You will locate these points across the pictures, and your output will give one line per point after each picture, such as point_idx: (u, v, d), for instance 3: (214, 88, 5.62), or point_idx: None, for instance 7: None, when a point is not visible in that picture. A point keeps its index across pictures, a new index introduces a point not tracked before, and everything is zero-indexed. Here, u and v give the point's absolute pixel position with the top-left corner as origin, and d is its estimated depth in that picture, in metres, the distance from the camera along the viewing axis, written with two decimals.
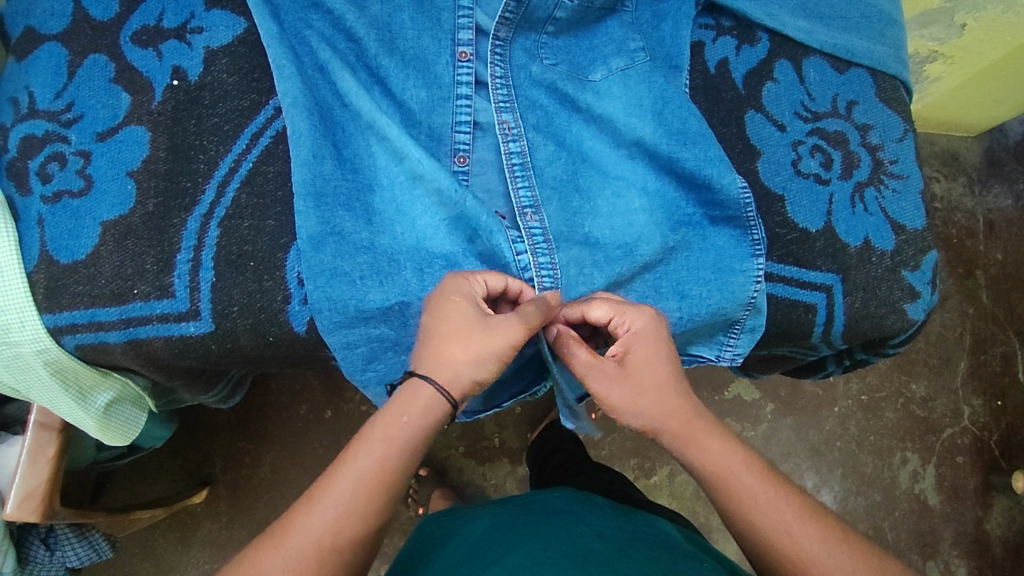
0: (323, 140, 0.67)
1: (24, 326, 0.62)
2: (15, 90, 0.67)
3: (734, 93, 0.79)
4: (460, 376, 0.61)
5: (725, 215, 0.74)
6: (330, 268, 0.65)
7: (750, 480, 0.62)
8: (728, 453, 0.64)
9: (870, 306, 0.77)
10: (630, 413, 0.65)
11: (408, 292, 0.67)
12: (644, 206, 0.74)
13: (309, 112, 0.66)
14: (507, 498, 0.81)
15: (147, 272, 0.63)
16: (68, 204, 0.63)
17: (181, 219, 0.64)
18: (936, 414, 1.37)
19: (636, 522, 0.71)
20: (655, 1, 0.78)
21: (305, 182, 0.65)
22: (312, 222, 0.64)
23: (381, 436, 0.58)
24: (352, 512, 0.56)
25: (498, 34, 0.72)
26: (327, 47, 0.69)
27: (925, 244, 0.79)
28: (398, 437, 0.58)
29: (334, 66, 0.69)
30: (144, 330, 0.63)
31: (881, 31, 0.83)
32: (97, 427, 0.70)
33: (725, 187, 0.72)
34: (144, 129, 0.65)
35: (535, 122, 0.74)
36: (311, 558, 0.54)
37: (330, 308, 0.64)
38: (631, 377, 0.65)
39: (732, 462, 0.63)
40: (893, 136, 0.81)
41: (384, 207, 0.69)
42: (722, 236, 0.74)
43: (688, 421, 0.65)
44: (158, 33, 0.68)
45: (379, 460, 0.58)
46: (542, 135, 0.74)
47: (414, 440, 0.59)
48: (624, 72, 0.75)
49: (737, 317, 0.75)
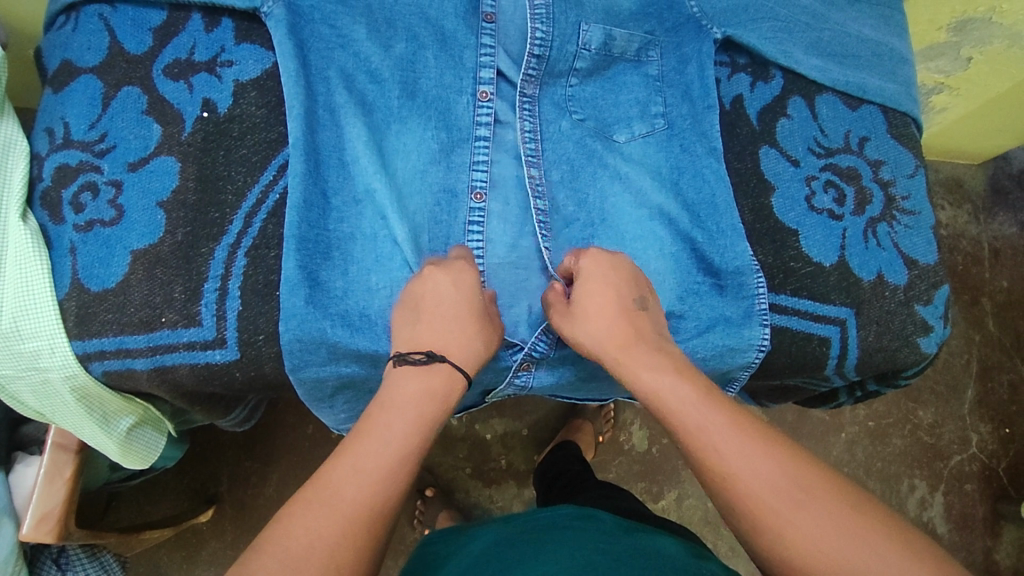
0: (316, 186, 0.67)
1: (54, 352, 0.63)
2: (50, 121, 0.69)
3: (749, 129, 0.81)
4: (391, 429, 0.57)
5: (739, 282, 0.74)
6: (314, 312, 0.64)
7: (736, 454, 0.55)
8: (729, 430, 0.57)
9: (884, 339, 0.78)
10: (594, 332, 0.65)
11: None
12: (662, 269, 0.74)
13: (307, 156, 0.67)
14: (512, 515, 0.81)
15: (175, 300, 0.64)
16: (100, 233, 0.64)
17: (209, 248, 0.65)
18: (944, 441, 1.37)
19: (636, 537, 0.69)
20: (676, 46, 0.80)
21: (293, 225, 0.65)
22: (293, 266, 0.64)
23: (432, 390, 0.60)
24: (388, 469, 0.54)
25: (525, 90, 0.75)
26: (344, 91, 0.70)
27: (937, 278, 0.80)
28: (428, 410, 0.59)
29: (345, 112, 0.70)
30: (171, 357, 0.64)
31: (891, 69, 0.86)
32: (118, 450, 0.71)
33: (731, 253, 0.74)
34: (175, 160, 0.67)
35: (559, 177, 0.76)
36: (335, 532, 0.50)
37: (301, 351, 0.64)
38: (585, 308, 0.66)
39: (721, 441, 0.56)
40: (904, 173, 0.83)
41: (363, 255, 0.69)
42: (742, 301, 0.74)
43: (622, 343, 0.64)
44: (189, 66, 0.70)
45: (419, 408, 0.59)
46: (562, 189, 0.76)
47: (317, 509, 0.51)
48: (645, 138, 0.78)
49: (736, 374, 0.76)
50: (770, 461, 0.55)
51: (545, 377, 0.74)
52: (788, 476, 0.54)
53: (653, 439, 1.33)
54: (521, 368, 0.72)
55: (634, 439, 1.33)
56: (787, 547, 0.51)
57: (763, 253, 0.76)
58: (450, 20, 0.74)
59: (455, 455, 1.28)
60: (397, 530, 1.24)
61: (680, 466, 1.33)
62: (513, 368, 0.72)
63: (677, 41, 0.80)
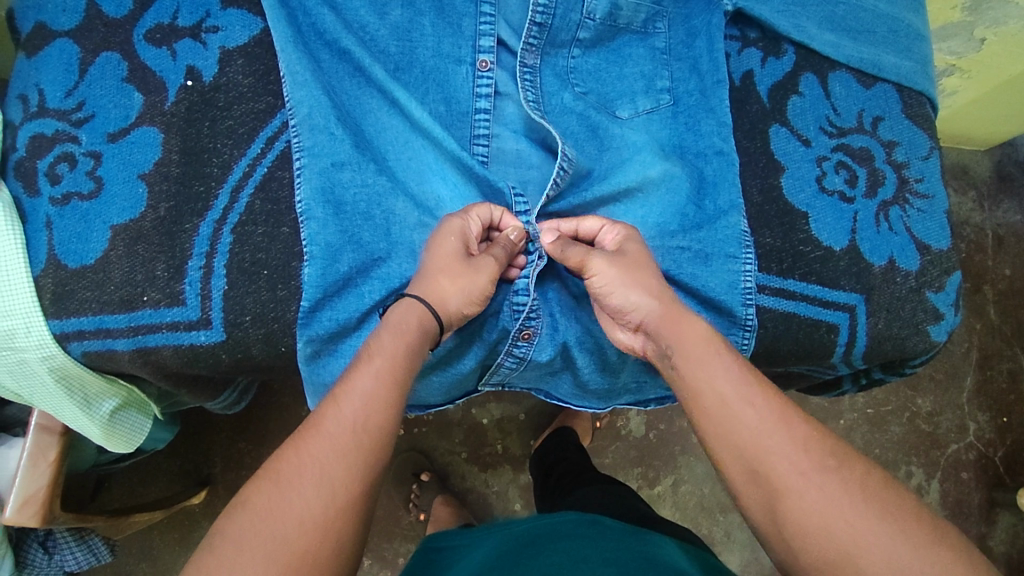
0: (348, 145, 0.65)
1: (30, 331, 0.60)
2: (24, 88, 0.65)
3: (759, 106, 0.77)
4: (379, 392, 0.55)
5: (725, 252, 0.71)
6: (339, 283, 0.63)
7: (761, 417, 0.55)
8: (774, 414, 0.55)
9: (893, 327, 0.75)
10: (627, 291, 0.63)
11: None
12: (692, 240, 0.71)
13: (333, 117, 0.65)
14: (515, 522, 0.77)
15: (158, 278, 0.61)
16: (77, 207, 0.61)
17: (193, 224, 0.62)
18: (942, 429, 1.36)
19: (640, 541, 0.67)
20: (685, 18, 0.77)
21: (315, 191, 0.63)
22: (325, 232, 0.62)
23: (382, 390, 0.55)
24: (339, 466, 0.51)
25: (525, 61, 0.71)
26: (361, 50, 0.67)
27: (949, 265, 0.77)
28: (373, 421, 0.54)
29: (375, 71, 0.67)
30: (154, 338, 0.61)
31: (908, 46, 0.82)
32: (100, 433, 0.69)
33: (719, 226, 0.71)
34: (157, 130, 0.64)
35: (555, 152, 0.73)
36: (311, 501, 0.49)
37: (329, 318, 0.63)
38: (629, 260, 0.64)
39: (767, 426, 0.55)
40: (918, 155, 0.80)
41: (399, 219, 0.66)
42: (727, 270, 0.71)
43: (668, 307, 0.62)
44: (173, 31, 0.66)
45: (365, 416, 0.54)
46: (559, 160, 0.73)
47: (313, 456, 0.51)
48: (649, 115, 0.74)
49: None
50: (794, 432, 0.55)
51: (547, 346, 0.68)
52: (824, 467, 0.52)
53: (650, 424, 1.31)
54: (521, 337, 0.68)
55: (631, 425, 1.31)
56: (820, 532, 0.49)
57: (772, 236, 0.73)
58: None
59: (451, 440, 1.27)
60: (392, 513, 1.23)
61: (677, 452, 1.31)
62: (511, 335, 0.68)
63: (685, 13, 0.77)
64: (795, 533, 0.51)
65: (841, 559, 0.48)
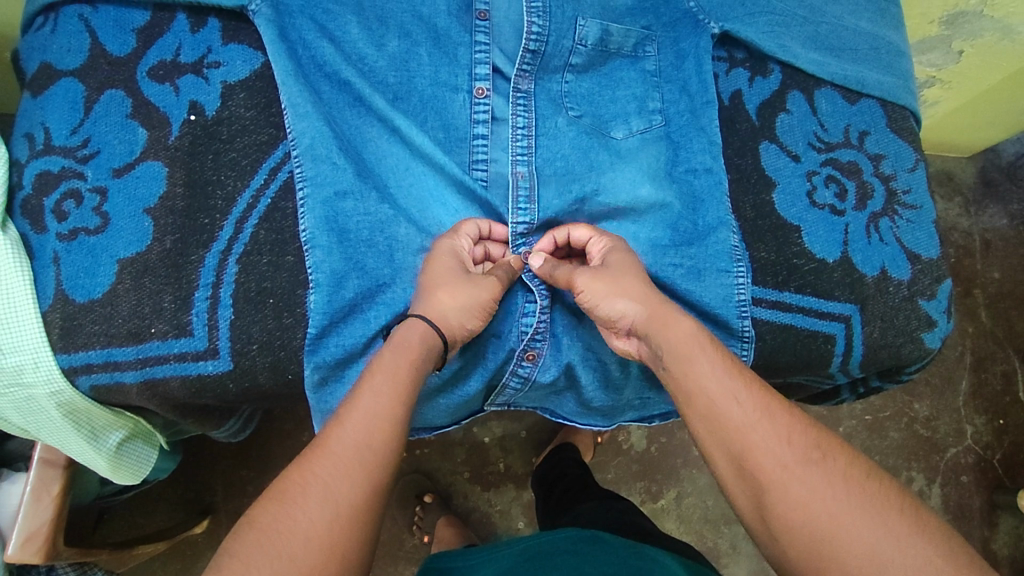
0: (349, 174, 0.66)
1: (38, 367, 0.60)
2: (29, 126, 0.66)
3: (749, 124, 0.80)
4: (381, 411, 0.55)
5: (717, 267, 0.72)
6: (345, 308, 0.64)
7: (751, 418, 0.56)
8: (752, 415, 0.56)
9: (888, 335, 0.77)
10: (613, 299, 0.63)
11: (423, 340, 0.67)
12: (686, 257, 0.72)
13: (336, 148, 0.66)
14: (519, 539, 0.78)
15: (165, 310, 0.61)
16: (84, 242, 0.62)
17: (199, 255, 0.63)
18: (940, 434, 1.37)
19: (640, 558, 0.67)
20: (674, 41, 0.79)
21: (319, 221, 0.64)
22: (330, 259, 0.64)
23: (385, 406, 0.56)
24: (343, 483, 0.51)
25: (519, 86, 0.73)
26: (359, 80, 0.69)
27: (940, 273, 0.79)
28: (377, 438, 0.54)
29: (375, 101, 0.69)
30: (162, 369, 0.61)
31: (889, 62, 0.85)
32: (107, 466, 0.69)
33: (710, 242, 0.73)
34: (162, 164, 0.65)
35: (551, 173, 0.73)
36: (317, 518, 0.49)
37: (335, 344, 0.64)
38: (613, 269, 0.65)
39: (747, 432, 0.55)
40: (905, 167, 0.82)
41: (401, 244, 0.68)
42: (721, 283, 0.72)
43: (658, 308, 0.63)
44: (175, 67, 0.67)
45: (368, 432, 0.54)
46: (554, 181, 0.73)
47: (318, 475, 0.51)
48: (643, 134, 0.76)
49: None
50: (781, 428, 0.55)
51: (550, 366, 0.70)
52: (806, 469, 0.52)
53: (652, 438, 1.32)
54: (525, 358, 0.69)
55: (633, 438, 1.32)
56: (810, 528, 0.49)
57: (766, 249, 0.75)
58: (443, 17, 0.72)
59: (452, 461, 1.26)
60: (396, 537, 1.22)
61: (679, 465, 1.32)
62: (515, 355, 0.69)
63: (674, 36, 0.79)
64: (786, 531, 0.51)
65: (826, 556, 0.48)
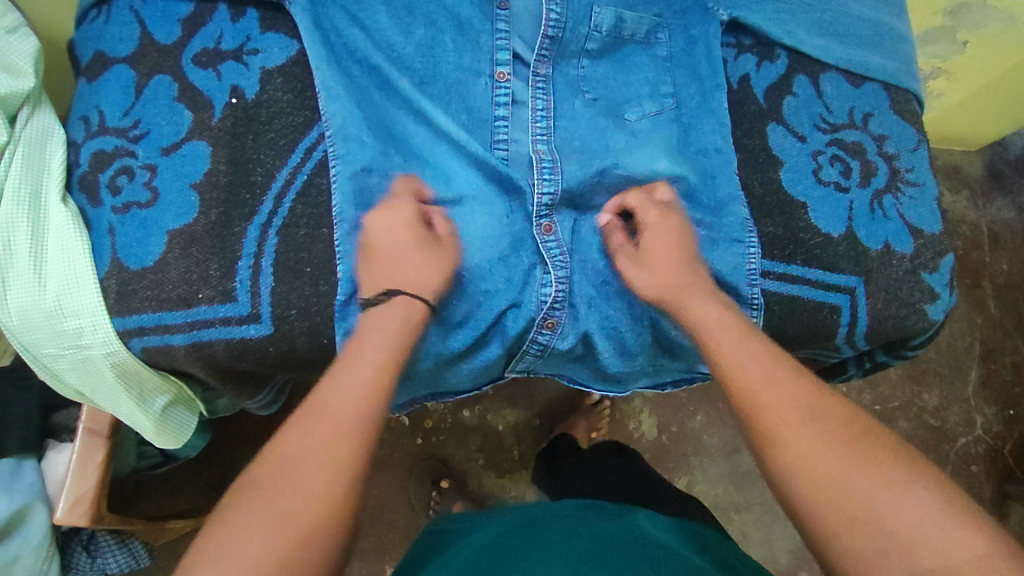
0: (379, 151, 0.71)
1: (95, 329, 0.65)
2: (84, 110, 0.71)
3: (756, 107, 0.84)
4: (367, 377, 0.59)
5: (731, 237, 0.76)
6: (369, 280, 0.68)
7: (767, 383, 0.61)
8: (769, 382, 0.61)
9: (892, 306, 0.80)
10: (648, 283, 0.71)
11: (450, 307, 0.70)
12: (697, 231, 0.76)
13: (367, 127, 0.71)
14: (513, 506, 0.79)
15: (211, 277, 0.66)
16: (136, 215, 0.66)
17: (242, 227, 0.67)
18: (949, 424, 1.39)
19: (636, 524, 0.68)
20: (684, 28, 0.83)
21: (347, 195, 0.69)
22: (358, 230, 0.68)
23: (372, 375, 0.59)
24: (337, 444, 0.55)
25: (538, 70, 0.77)
26: (386, 64, 0.73)
27: (942, 247, 0.82)
28: (371, 405, 0.58)
29: (400, 85, 0.73)
30: (207, 332, 0.66)
31: (893, 47, 0.89)
32: (153, 428, 0.74)
33: (724, 217, 0.77)
34: (206, 144, 0.69)
35: (569, 149, 0.77)
36: (315, 477, 0.53)
37: (361, 312, 0.67)
38: (648, 255, 0.73)
39: (770, 394, 0.60)
40: (908, 146, 0.86)
41: (425, 220, 0.71)
42: (732, 253, 0.76)
43: (686, 286, 0.70)
44: (217, 54, 0.72)
45: (361, 399, 0.58)
46: (572, 154, 0.77)
47: (319, 435, 0.55)
48: (655, 116, 0.80)
49: None
50: (795, 387, 0.60)
51: (569, 333, 0.73)
52: (818, 430, 0.57)
53: (662, 428, 1.35)
54: (545, 325, 0.73)
55: (643, 429, 1.35)
56: (817, 479, 0.54)
57: (775, 224, 0.79)
58: (466, 7, 0.76)
59: (468, 445, 1.30)
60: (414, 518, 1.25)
61: (690, 451, 1.35)
62: (535, 323, 0.73)
63: (685, 23, 0.83)
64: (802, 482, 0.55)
65: (843, 501, 0.53)
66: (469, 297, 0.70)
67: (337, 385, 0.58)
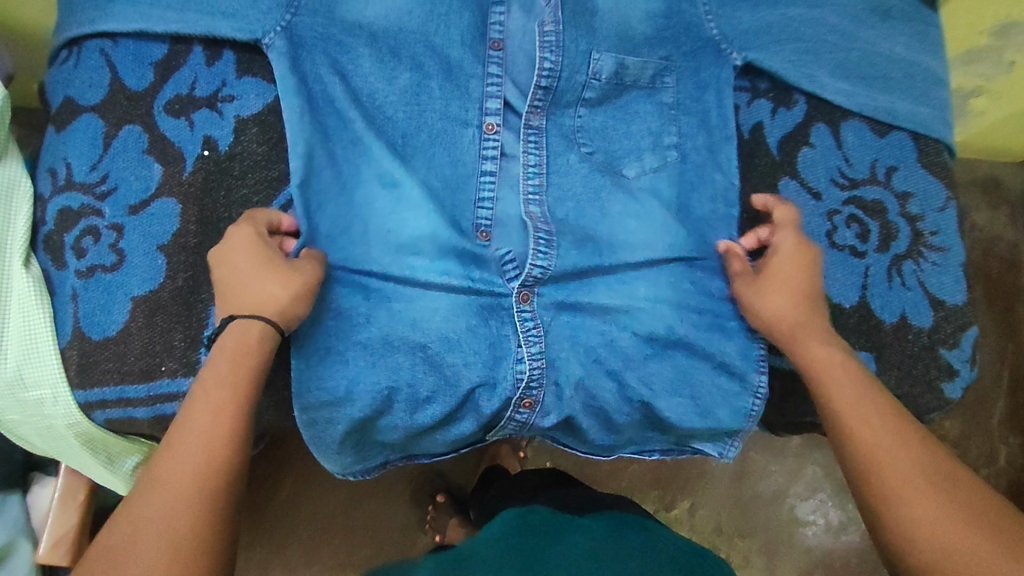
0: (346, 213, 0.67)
1: (56, 400, 0.63)
2: (52, 161, 0.68)
3: (768, 159, 0.77)
4: (212, 424, 0.50)
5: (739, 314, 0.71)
6: (321, 353, 0.64)
7: (856, 409, 0.58)
8: (860, 407, 0.58)
9: (904, 384, 0.74)
10: (770, 304, 0.65)
11: (416, 382, 0.65)
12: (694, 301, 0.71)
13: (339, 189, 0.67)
14: None
15: (175, 348, 0.64)
16: (100, 279, 0.64)
17: (209, 293, 0.65)
18: (970, 454, 1.31)
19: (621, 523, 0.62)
20: (694, 71, 0.76)
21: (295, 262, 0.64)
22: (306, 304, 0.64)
23: (217, 419, 0.51)
24: (180, 503, 0.47)
25: (531, 123, 0.71)
26: (359, 117, 0.68)
27: (965, 320, 0.76)
28: (219, 454, 0.50)
29: (374, 143, 0.68)
30: (171, 405, 0.64)
31: (926, 91, 0.80)
32: (123, 487, 0.73)
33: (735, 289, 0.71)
34: (176, 201, 0.66)
35: (564, 216, 0.72)
36: (153, 547, 0.45)
37: (316, 388, 0.64)
38: (779, 276, 0.66)
39: (862, 420, 0.57)
40: (934, 206, 0.79)
41: (388, 288, 0.66)
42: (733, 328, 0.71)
43: (796, 320, 0.64)
44: (190, 101, 0.69)
45: (205, 448, 0.49)
46: (568, 228, 0.71)
47: (154, 501, 0.47)
48: (656, 172, 0.74)
49: (740, 427, 0.72)
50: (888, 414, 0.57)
51: (549, 412, 0.70)
52: (915, 461, 0.54)
53: None
54: (522, 405, 0.69)
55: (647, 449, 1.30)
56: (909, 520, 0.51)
57: None
58: (456, 50, 0.71)
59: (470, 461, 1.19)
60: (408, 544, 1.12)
61: None
62: (512, 402, 0.69)
63: (696, 65, 0.76)
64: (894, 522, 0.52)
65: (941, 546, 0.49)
66: (434, 372, 0.66)
67: (178, 441, 0.50)
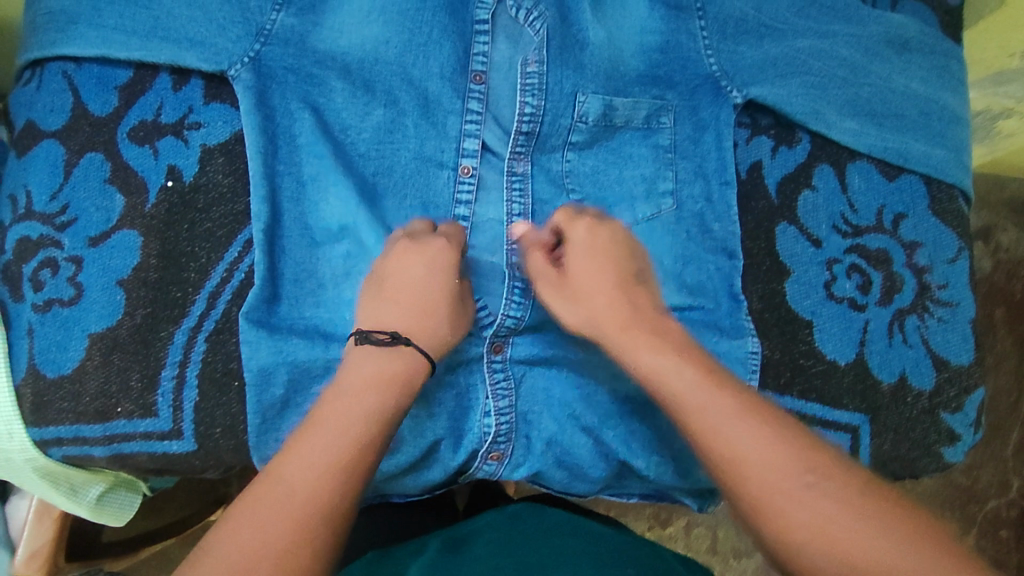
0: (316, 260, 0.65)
1: (11, 436, 0.62)
2: (13, 188, 0.66)
3: (766, 202, 0.72)
4: (313, 460, 0.49)
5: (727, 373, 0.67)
6: (277, 405, 0.62)
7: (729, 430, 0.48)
8: (731, 424, 0.48)
9: (901, 448, 0.69)
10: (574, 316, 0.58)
11: None
12: None
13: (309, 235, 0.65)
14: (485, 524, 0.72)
15: (132, 389, 0.62)
16: (57, 314, 0.62)
17: (168, 331, 0.63)
18: (981, 484, 1.18)
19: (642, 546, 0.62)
20: (691, 106, 0.71)
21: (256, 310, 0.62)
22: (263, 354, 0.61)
23: (323, 452, 0.49)
24: (264, 533, 0.46)
25: (515, 169, 0.68)
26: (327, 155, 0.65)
27: (970, 381, 0.71)
28: (306, 480, 0.48)
29: (343, 186, 0.65)
30: (129, 446, 0.62)
31: (942, 131, 0.74)
32: (87, 513, 0.71)
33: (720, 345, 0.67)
34: (137, 233, 0.64)
35: None
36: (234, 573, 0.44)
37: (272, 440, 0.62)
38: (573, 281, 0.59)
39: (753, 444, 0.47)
40: (944, 257, 0.73)
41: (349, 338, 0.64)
42: None
43: (615, 321, 0.56)
44: (155, 129, 0.66)
45: (303, 479, 0.48)
46: None
47: (246, 535, 0.46)
48: (651, 220, 0.69)
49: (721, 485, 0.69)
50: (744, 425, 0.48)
51: (519, 465, 0.67)
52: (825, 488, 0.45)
53: None
54: (490, 457, 0.66)
55: None
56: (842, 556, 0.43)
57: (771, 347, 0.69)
58: (435, 82, 0.67)
59: None
60: None
61: None
62: (480, 454, 0.66)
63: (692, 101, 0.71)
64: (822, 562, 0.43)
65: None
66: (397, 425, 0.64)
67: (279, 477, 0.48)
